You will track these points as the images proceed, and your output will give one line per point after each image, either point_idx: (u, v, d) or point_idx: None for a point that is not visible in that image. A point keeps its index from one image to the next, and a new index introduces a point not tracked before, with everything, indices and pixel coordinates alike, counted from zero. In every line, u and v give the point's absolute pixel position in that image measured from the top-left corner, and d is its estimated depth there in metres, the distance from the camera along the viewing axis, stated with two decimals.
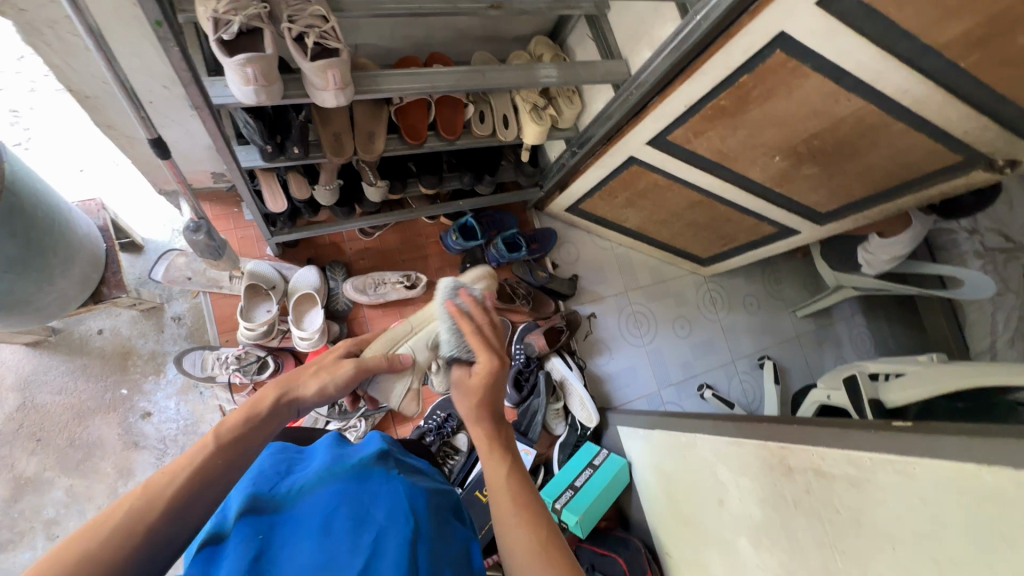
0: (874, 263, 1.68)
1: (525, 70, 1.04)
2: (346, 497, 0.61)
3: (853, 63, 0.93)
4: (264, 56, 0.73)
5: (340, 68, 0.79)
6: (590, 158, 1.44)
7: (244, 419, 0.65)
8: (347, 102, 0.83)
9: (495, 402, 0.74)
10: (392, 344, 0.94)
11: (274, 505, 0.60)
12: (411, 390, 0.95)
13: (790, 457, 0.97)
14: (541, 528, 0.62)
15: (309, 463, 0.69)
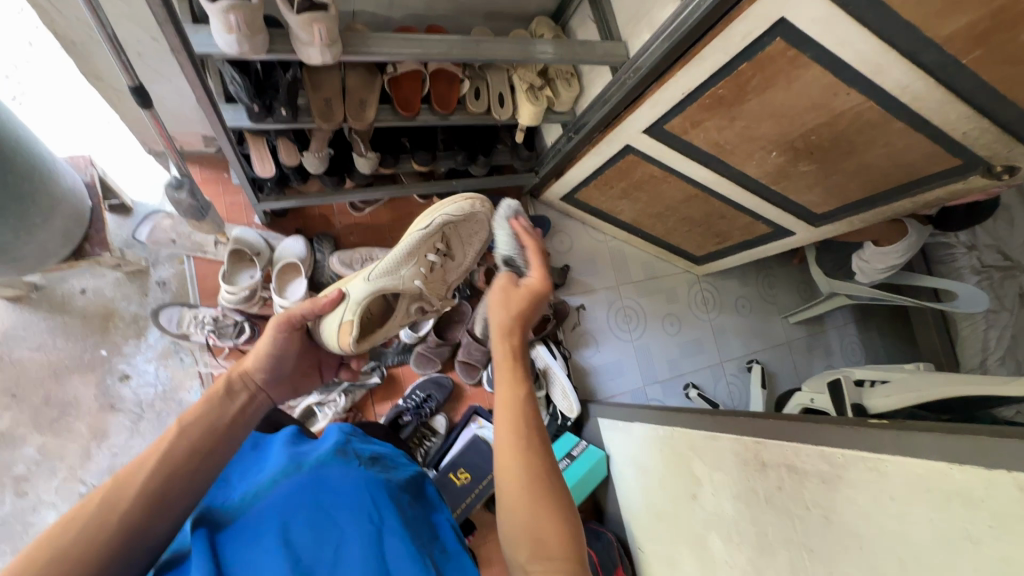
0: (868, 271, 1.66)
1: (521, 44, 1.01)
2: (300, 497, 0.64)
3: (853, 54, 0.92)
4: (247, 3, 0.72)
5: (326, 23, 0.76)
6: (587, 145, 1.42)
7: (205, 402, 0.64)
8: (333, 61, 0.81)
9: (529, 322, 0.74)
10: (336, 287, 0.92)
11: (232, 515, 0.62)
12: (343, 321, 0.87)
13: (763, 453, 0.95)
14: (538, 465, 0.61)
15: (265, 464, 0.71)
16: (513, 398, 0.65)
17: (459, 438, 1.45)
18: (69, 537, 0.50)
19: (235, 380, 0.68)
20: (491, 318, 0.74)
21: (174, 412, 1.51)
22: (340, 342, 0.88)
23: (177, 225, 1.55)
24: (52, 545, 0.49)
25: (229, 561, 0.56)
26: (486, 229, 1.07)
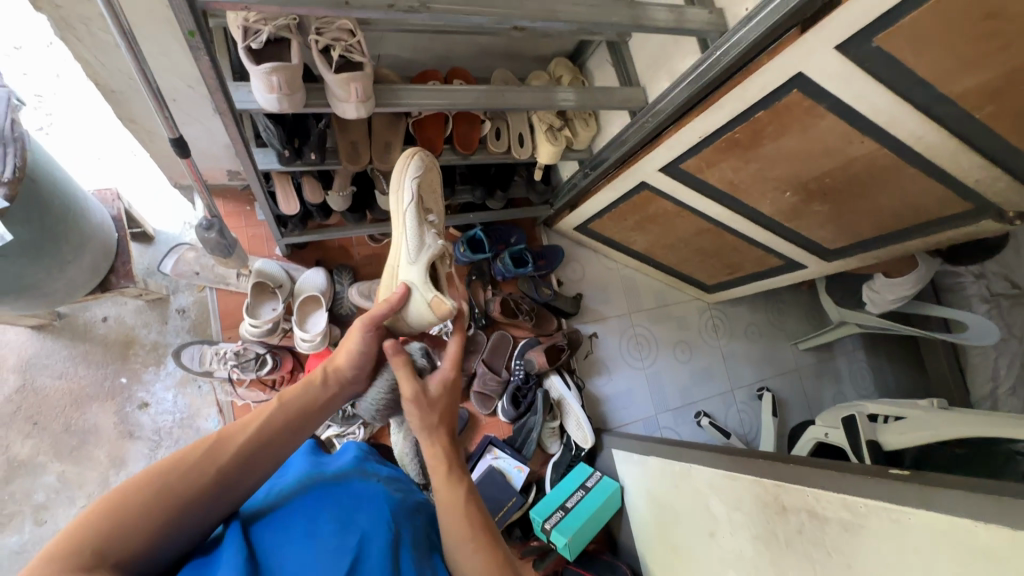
0: (878, 302, 1.68)
1: (544, 92, 1.04)
2: (323, 495, 0.68)
3: (869, 107, 0.94)
4: (291, 66, 0.75)
5: (363, 82, 0.79)
6: (603, 180, 1.45)
7: (300, 388, 0.75)
8: (367, 115, 0.84)
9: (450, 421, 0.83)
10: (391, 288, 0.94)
11: (259, 510, 0.67)
12: (429, 299, 0.89)
13: (784, 496, 0.96)
14: (490, 552, 0.71)
15: (288, 473, 0.76)
16: (452, 498, 0.74)
17: (475, 469, 1.47)
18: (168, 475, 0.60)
19: (328, 377, 0.78)
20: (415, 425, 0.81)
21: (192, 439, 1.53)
22: (440, 312, 0.89)
23: (200, 257, 1.57)
24: (150, 480, 0.58)
25: (258, 550, 0.60)
26: (439, 171, 1.06)
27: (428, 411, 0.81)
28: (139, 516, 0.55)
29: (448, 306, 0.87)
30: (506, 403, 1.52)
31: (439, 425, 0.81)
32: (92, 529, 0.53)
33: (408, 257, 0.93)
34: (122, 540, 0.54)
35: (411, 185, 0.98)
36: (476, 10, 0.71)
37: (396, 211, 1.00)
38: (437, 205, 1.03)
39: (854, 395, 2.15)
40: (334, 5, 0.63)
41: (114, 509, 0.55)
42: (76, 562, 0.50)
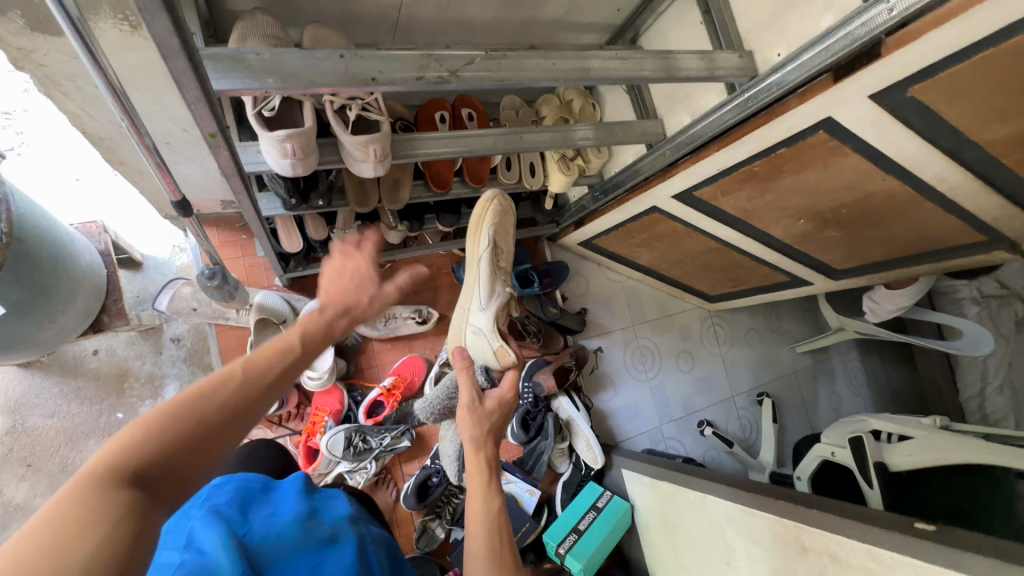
0: (878, 311, 1.69)
1: (561, 131, 1.01)
2: (324, 549, 0.59)
3: (895, 149, 0.92)
4: (300, 133, 0.69)
5: (381, 143, 0.75)
6: (613, 203, 1.42)
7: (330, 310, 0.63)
8: (385, 173, 0.79)
9: (498, 435, 0.73)
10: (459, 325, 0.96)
11: (254, 546, 0.55)
12: (496, 349, 0.90)
13: (805, 537, 0.97)
14: None
15: (278, 508, 0.65)
16: (485, 510, 0.63)
17: None
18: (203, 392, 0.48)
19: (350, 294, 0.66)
20: (461, 432, 0.71)
21: None
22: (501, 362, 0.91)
23: (196, 292, 1.44)
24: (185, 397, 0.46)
25: None
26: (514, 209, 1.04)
27: (476, 423, 0.71)
28: (186, 438, 0.44)
29: (512, 357, 0.86)
30: (516, 428, 1.49)
31: (486, 436, 0.71)
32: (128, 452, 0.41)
33: (479, 304, 0.93)
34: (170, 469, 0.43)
35: (488, 228, 0.98)
36: (506, 76, 0.67)
37: (470, 252, 0.99)
38: (508, 249, 1.02)
39: (848, 395, 2.19)
40: (359, 82, 0.59)
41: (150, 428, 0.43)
42: (116, 489, 0.38)
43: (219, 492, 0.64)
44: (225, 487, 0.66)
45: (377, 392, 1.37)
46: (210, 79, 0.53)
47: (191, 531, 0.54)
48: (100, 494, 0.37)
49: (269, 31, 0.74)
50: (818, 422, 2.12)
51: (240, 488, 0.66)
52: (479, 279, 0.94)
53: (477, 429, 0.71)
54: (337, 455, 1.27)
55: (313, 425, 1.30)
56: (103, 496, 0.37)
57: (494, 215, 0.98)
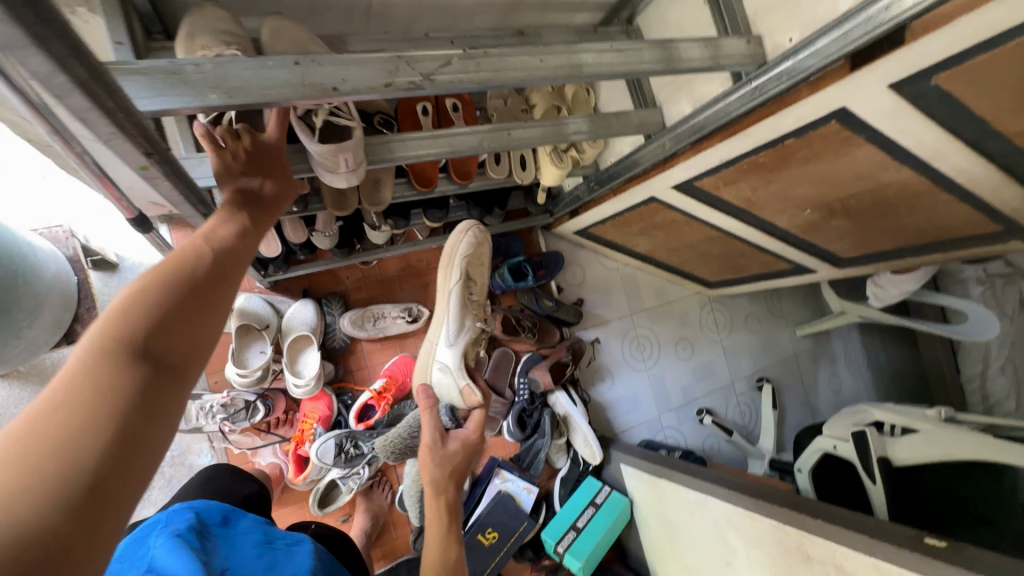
0: (882, 296, 1.63)
1: (552, 125, 0.94)
2: None
3: (914, 141, 0.84)
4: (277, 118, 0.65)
5: (353, 151, 0.70)
6: (609, 194, 1.35)
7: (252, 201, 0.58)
8: (359, 182, 0.77)
9: (460, 475, 0.76)
10: (425, 365, 0.96)
11: None
12: (462, 388, 0.92)
13: (808, 546, 0.95)
14: None
15: (236, 559, 0.62)
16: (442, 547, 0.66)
17: (483, 495, 1.46)
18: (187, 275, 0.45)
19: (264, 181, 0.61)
20: (422, 474, 0.74)
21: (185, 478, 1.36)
22: (469, 402, 0.92)
23: None
24: (171, 278, 0.43)
25: None
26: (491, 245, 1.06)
27: (436, 465, 0.74)
28: (187, 318, 0.42)
29: (478, 399, 0.90)
30: (512, 425, 1.47)
31: (448, 480, 0.74)
32: (125, 328, 0.38)
33: (447, 340, 0.94)
34: (182, 342, 0.41)
35: (459, 261, 0.99)
36: (486, 77, 0.59)
37: (442, 286, 1.00)
38: (481, 281, 1.02)
39: (848, 377, 2.17)
40: (318, 93, 0.51)
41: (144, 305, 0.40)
42: (128, 362, 0.36)
43: (183, 523, 0.65)
44: (189, 517, 0.68)
45: (368, 396, 1.33)
46: (132, 99, 0.46)
47: (152, 561, 0.56)
48: (112, 371, 0.35)
49: (219, 28, 0.66)
50: (817, 405, 2.10)
51: (196, 535, 0.63)
52: (444, 320, 0.96)
53: (439, 471, 0.74)
54: (328, 463, 1.23)
55: (302, 433, 1.27)
56: (116, 371, 0.35)
57: (467, 250, 0.99)
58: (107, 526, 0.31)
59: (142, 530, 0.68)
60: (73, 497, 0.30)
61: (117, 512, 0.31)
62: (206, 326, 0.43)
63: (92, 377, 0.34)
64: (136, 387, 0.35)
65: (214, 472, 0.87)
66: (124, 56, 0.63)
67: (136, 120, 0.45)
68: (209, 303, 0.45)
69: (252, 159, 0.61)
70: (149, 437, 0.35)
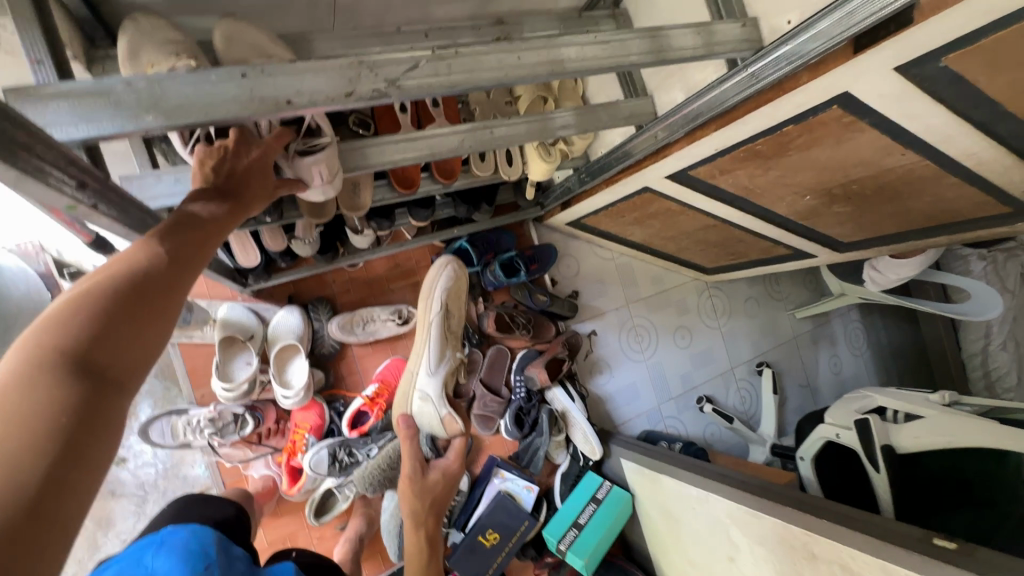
0: (879, 280, 1.59)
1: (538, 119, 0.88)
2: None
3: (920, 126, 0.79)
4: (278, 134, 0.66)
5: (327, 162, 0.70)
6: (601, 184, 1.29)
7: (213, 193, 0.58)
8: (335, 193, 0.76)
9: (437, 502, 0.98)
10: (405, 395, 1.11)
11: None
12: (443, 416, 1.09)
13: (813, 545, 0.93)
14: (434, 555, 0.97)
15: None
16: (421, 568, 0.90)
17: (483, 495, 1.44)
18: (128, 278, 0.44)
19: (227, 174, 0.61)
20: (405, 509, 0.95)
21: (180, 489, 1.31)
22: (449, 428, 1.10)
23: None
24: (112, 282, 0.43)
25: None
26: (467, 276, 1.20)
27: (419, 497, 0.96)
28: (129, 322, 0.42)
29: (459, 427, 1.08)
30: (510, 424, 1.46)
31: (426, 508, 0.96)
32: (60, 338, 0.38)
33: (429, 367, 1.11)
34: (121, 351, 0.41)
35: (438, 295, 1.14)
36: (459, 80, 0.54)
37: (423, 316, 1.16)
38: (458, 313, 1.19)
39: (849, 357, 2.14)
40: (271, 108, 0.46)
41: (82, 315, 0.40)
42: (62, 376, 0.37)
43: (182, 537, 0.65)
44: (185, 532, 0.67)
45: (360, 402, 1.30)
46: (46, 128, 0.41)
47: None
48: (46, 388, 0.36)
49: (167, 37, 0.61)
50: (817, 386, 2.08)
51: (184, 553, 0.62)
52: (424, 348, 1.12)
53: (421, 503, 0.96)
54: (322, 473, 1.21)
55: (294, 444, 1.24)
56: (51, 388, 0.36)
57: (447, 284, 1.15)
58: (49, 537, 0.32)
59: (135, 545, 0.67)
60: (8, 515, 0.31)
61: (57, 526, 0.33)
62: (151, 331, 0.44)
63: (24, 397, 0.35)
64: (70, 400, 0.36)
65: (188, 500, 0.86)
66: (45, 77, 0.55)
67: (44, 147, 0.41)
68: (152, 307, 0.45)
69: (227, 171, 0.61)
70: (85, 451, 0.36)
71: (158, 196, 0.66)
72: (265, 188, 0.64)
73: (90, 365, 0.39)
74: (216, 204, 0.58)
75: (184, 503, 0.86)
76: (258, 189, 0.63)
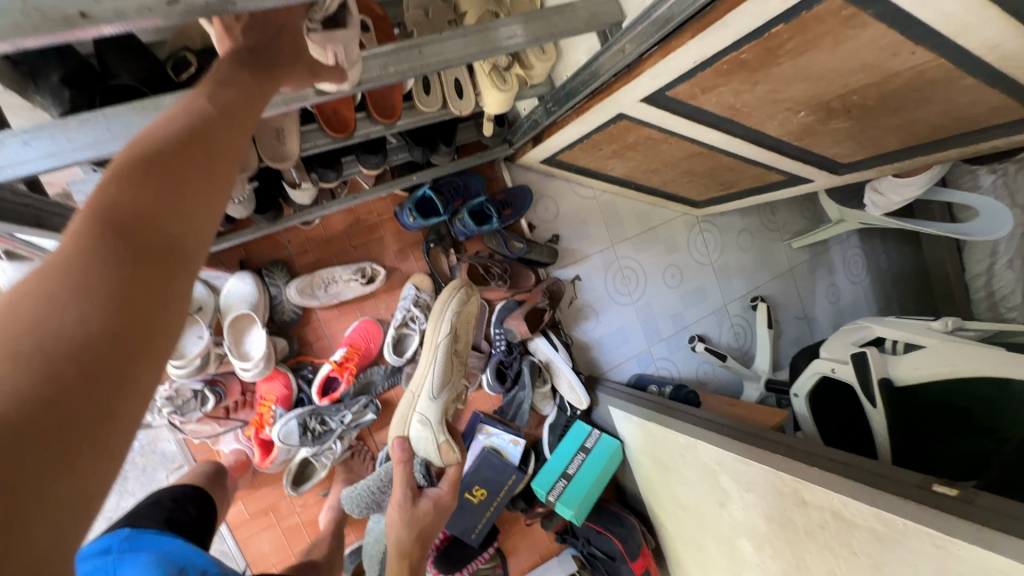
0: (881, 204, 1.48)
1: (478, 33, 0.74)
2: None
3: (935, 14, 0.65)
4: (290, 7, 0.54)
5: (345, 42, 0.60)
6: (571, 114, 1.16)
7: (250, 56, 0.50)
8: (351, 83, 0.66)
9: (424, 532, 0.97)
10: (402, 420, 1.14)
11: None
12: (440, 442, 1.13)
13: (804, 492, 0.87)
14: None
15: None
16: None
17: (468, 452, 1.41)
18: (175, 140, 0.38)
19: (259, 45, 0.51)
20: (391, 534, 0.94)
21: (159, 467, 1.24)
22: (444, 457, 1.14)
23: None
24: (161, 140, 0.38)
25: None
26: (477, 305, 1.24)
27: (406, 524, 0.96)
28: (180, 188, 0.37)
29: (454, 455, 1.12)
30: (491, 380, 1.40)
31: (412, 537, 0.95)
32: (107, 206, 0.34)
33: (431, 392, 1.15)
34: (183, 221, 0.36)
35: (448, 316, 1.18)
36: None
37: (431, 337, 1.19)
38: (466, 338, 1.22)
39: (847, 286, 2.05)
40: (63, 24, 0.37)
41: (133, 174, 0.36)
42: (112, 240, 0.33)
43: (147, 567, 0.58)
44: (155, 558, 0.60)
45: (328, 369, 1.23)
46: None
47: None
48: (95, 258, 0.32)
49: None
50: (814, 317, 2.01)
51: None
52: (429, 365, 1.16)
53: (409, 529, 0.96)
54: (295, 446, 1.16)
55: (261, 417, 1.19)
56: (101, 253, 0.32)
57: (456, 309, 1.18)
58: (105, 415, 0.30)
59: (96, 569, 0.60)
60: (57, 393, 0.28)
61: (119, 406, 0.30)
62: (205, 202, 0.38)
63: (69, 266, 0.31)
64: (120, 277, 0.32)
65: (151, 500, 0.85)
66: None
67: None
68: (208, 172, 0.39)
69: (252, 40, 0.52)
70: (137, 330, 0.32)
71: (4, 165, 0.57)
72: (297, 63, 0.54)
73: (147, 231, 0.35)
74: (251, 66, 0.49)
75: (149, 502, 0.84)
76: (293, 65, 0.54)
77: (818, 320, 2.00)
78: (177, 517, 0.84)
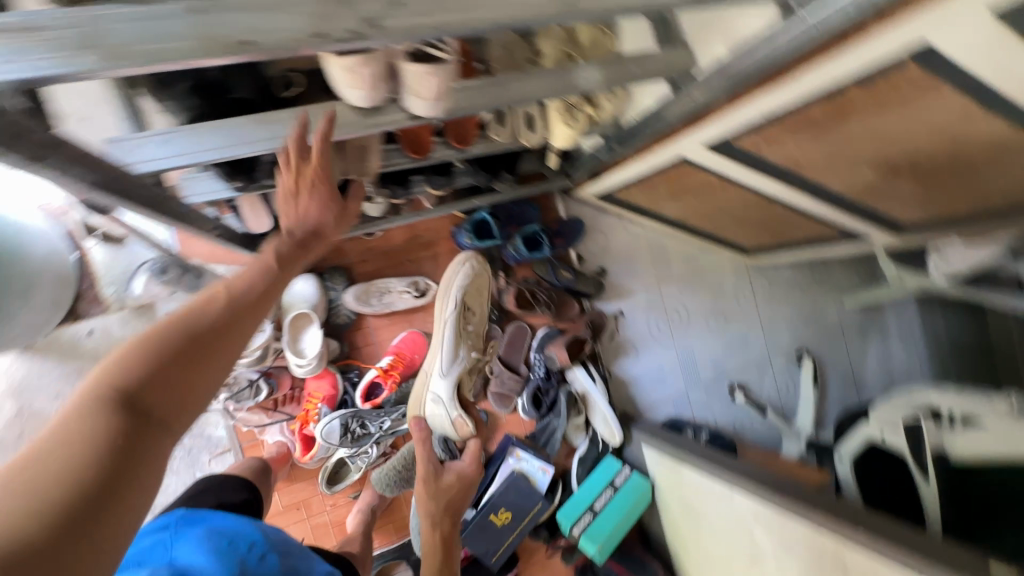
0: (945, 269, 1.43)
1: (559, 73, 0.80)
2: None
3: (1016, 87, 0.65)
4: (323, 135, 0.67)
5: (440, 75, 0.66)
6: (632, 154, 1.20)
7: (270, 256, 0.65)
8: (440, 113, 0.72)
9: (454, 502, 1.03)
10: (419, 395, 1.29)
11: None
12: (454, 417, 1.28)
13: (847, 559, 0.84)
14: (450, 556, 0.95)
15: None
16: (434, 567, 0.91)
17: (497, 474, 1.42)
18: (184, 330, 0.51)
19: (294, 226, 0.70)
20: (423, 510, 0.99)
21: (203, 450, 1.30)
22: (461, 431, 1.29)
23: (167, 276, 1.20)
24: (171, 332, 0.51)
25: None
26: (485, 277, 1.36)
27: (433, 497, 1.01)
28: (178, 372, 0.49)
29: (469, 428, 1.27)
30: (527, 404, 1.41)
31: (440, 505, 1.01)
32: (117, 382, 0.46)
33: (442, 369, 1.28)
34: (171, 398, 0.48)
35: (456, 291, 1.31)
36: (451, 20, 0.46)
37: (441, 312, 1.32)
38: (476, 311, 1.35)
39: (901, 351, 1.97)
40: (227, 49, 0.41)
41: (141, 361, 0.48)
42: (116, 415, 0.44)
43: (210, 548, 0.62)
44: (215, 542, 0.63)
45: (374, 374, 1.28)
46: None
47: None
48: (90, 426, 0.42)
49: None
50: (863, 379, 1.93)
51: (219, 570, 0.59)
52: (442, 341, 1.29)
53: (437, 505, 1.00)
54: (335, 445, 1.21)
55: (307, 413, 1.25)
56: (103, 427, 0.43)
57: (463, 282, 1.30)
58: (68, 568, 0.37)
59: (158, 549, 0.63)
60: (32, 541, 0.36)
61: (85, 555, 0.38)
62: (193, 382, 0.50)
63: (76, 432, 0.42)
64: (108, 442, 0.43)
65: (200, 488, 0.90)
66: None
67: None
68: (199, 365, 0.51)
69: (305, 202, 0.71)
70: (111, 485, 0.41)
71: (145, 159, 0.65)
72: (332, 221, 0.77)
73: (138, 407, 0.46)
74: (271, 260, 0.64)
75: (199, 490, 0.89)
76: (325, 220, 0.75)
77: (868, 383, 1.92)
78: (227, 502, 0.89)
